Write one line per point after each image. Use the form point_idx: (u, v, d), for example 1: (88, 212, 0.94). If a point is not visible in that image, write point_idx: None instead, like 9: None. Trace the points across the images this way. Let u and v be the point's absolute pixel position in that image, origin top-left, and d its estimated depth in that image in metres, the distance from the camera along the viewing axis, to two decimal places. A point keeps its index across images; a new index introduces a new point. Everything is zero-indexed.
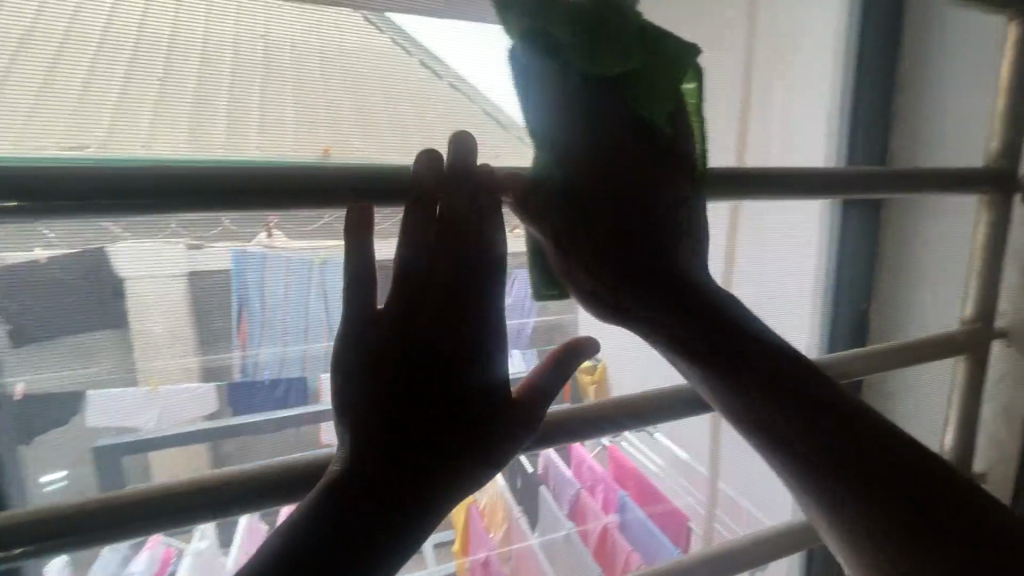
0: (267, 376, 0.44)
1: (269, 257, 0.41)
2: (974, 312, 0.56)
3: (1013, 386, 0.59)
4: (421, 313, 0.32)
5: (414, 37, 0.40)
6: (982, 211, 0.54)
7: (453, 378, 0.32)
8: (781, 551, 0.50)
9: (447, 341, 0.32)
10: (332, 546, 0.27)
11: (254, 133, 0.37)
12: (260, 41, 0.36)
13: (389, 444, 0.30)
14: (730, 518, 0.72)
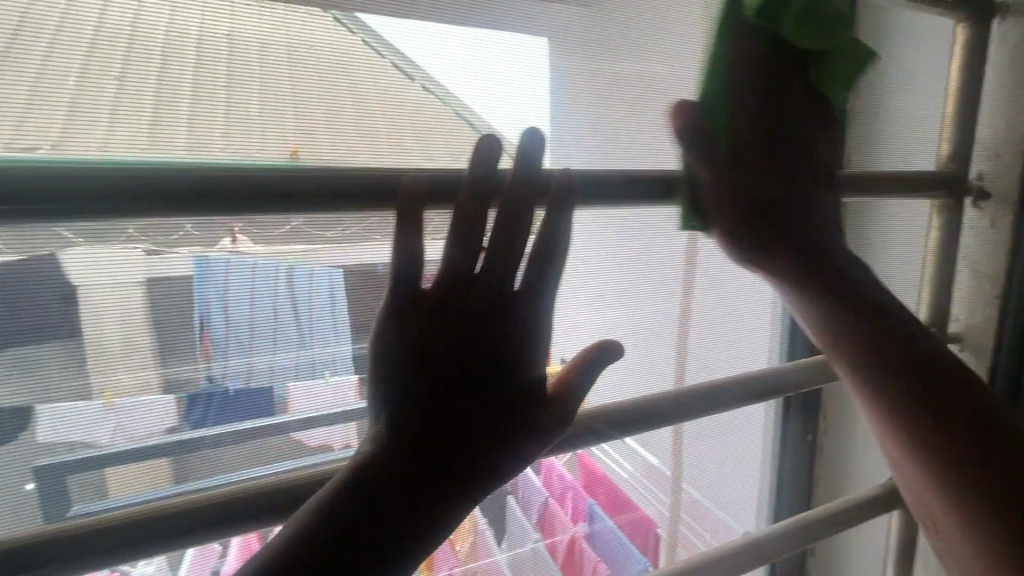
0: (234, 386, 0.42)
1: (233, 261, 0.40)
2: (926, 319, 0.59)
3: None
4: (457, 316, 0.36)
5: (387, 38, 0.39)
6: (935, 215, 0.57)
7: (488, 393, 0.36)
8: (775, 546, 0.57)
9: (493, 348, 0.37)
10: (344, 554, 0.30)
11: (219, 135, 0.36)
12: (224, 42, 0.35)
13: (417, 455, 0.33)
14: (692, 519, 0.76)
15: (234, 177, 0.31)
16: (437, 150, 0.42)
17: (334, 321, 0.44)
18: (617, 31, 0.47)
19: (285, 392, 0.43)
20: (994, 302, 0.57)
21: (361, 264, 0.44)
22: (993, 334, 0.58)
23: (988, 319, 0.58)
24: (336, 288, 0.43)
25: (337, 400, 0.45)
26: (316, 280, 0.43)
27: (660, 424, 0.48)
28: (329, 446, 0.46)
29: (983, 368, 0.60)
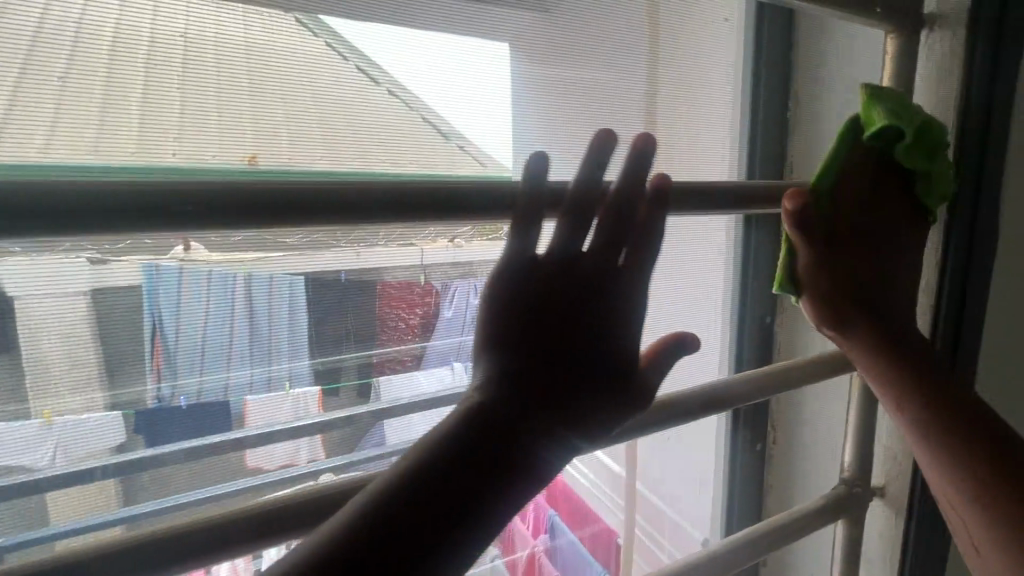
0: (185, 402, 0.40)
1: (185, 271, 0.37)
2: None
3: None
4: (551, 304, 0.37)
5: (350, 42, 0.39)
6: None
7: (574, 376, 0.36)
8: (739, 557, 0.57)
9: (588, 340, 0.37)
10: (413, 523, 0.28)
11: (171, 140, 0.35)
12: (179, 43, 0.34)
13: (485, 434, 0.31)
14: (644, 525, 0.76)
15: (204, 188, 0.27)
16: (403, 157, 0.42)
17: (291, 332, 0.41)
18: (561, 36, 0.47)
19: (241, 408, 0.41)
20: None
21: (323, 274, 0.41)
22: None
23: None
24: (297, 299, 0.41)
25: (296, 415, 0.44)
26: (275, 290, 0.40)
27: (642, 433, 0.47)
28: (294, 464, 0.46)
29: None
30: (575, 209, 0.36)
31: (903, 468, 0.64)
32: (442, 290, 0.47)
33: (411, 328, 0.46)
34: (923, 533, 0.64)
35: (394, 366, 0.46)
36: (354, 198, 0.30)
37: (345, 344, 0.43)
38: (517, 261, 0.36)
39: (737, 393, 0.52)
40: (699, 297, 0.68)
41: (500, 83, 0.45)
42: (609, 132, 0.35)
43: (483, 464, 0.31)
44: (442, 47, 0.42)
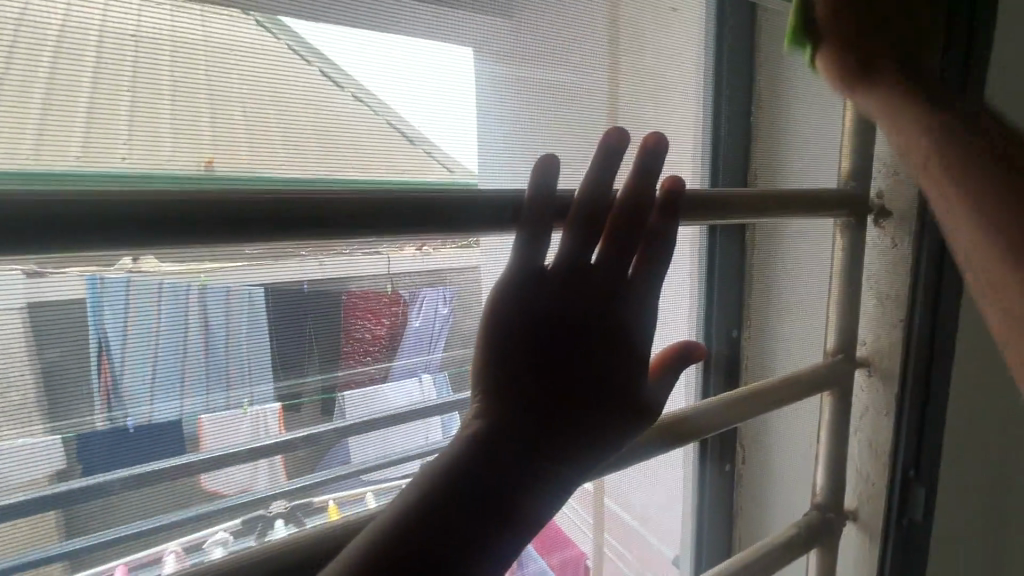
0: (133, 424, 0.37)
1: (134, 281, 0.36)
2: (835, 345, 0.65)
3: (867, 421, 0.69)
4: (562, 316, 0.42)
5: (315, 45, 0.38)
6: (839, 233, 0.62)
7: (578, 386, 0.41)
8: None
9: (594, 354, 0.42)
10: (438, 530, 0.34)
11: (121, 143, 0.33)
12: (130, 42, 0.33)
13: (501, 444, 0.37)
14: (626, 544, 0.71)
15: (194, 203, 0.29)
16: (370, 161, 0.41)
17: (252, 350, 0.39)
18: (524, 40, 0.47)
19: (196, 428, 0.39)
20: (898, 324, 0.64)
21: (284, 284, 0.40)
22: (897, 358, 0.65)
23: (889, 344, 0.65)
24: (256, 311, 0.39)
25: (257, 433, 0.41)
26: (232, 304, 0.38)
27: (635, 457, 0.49)
28: (251, 487, 0.42)
29: (889, 388, 0.66)
30: (584, 218, 0.41)
31: (875, 484, 0.69)
32: (409, 300, 0.45)
33: (377, 339, 0.44)
34: (899, 541, 0.69)
35: (360, 381, 0.44)
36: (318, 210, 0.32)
37: (310, 363, 0.42)
38: (528, 263, 0.40)
39: (712, 416, 0.53)
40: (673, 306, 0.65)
41: (467, 87, 0.45)
42: (621, 136, 0.39)
43: (499, 469, 0.37)
44: (412, 50, 0.42)
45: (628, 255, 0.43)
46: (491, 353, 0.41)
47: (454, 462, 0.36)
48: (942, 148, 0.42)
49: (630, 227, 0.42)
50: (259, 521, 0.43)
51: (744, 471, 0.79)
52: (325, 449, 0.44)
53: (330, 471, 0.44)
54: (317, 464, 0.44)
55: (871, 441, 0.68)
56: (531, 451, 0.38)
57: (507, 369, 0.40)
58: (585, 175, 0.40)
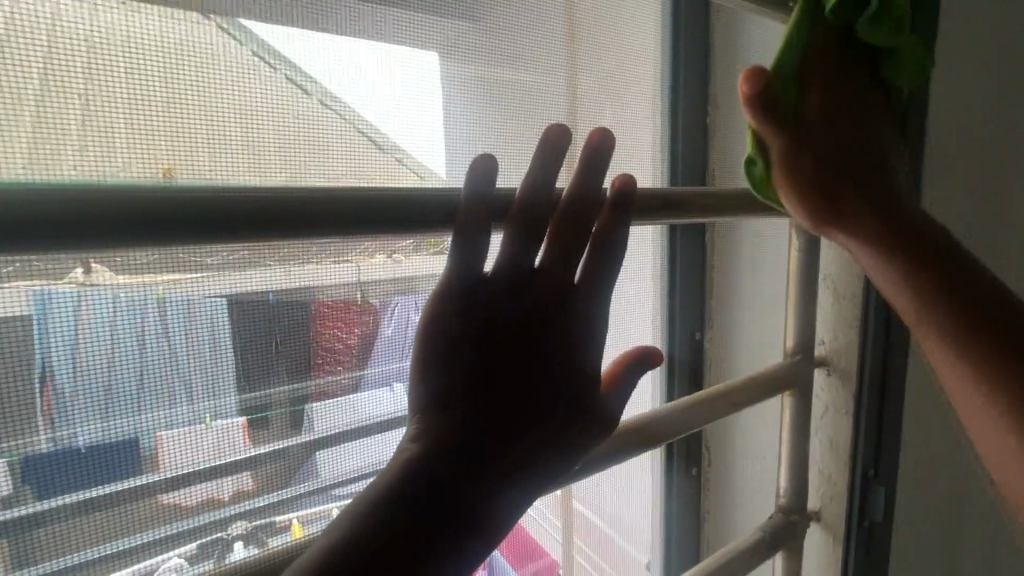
0: (85, 444, 0.35)
1: (86, 295, 0.34)
2: (794, 346, 0.66)
3: (828, 419, 0.70)
4: (513, 313, 0.44)
5: (279, 51, 0.38)
6: (794, 235, 0.64)
7: (529, 380, 0.44)
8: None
9: (541, 348, 0.45)
10: (396, 533, 0.35)
11: (71, 150, 0.32)
12: (82, 44, 0.32)
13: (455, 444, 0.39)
14: (596, 549, 0.71)
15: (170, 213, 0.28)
16: (336, 169, 0.41)
17: (214, 362, 0.38)
18: (490, 43, 0.48)
19: (154, 444, 0.37)
20: (854, 325, 0.66)
21: (250, 294, 0.39)
22: (852, 357, 0.67)
23: (846, 344, 0.67)
24: (218, 323, 0.38)
25: (221, 451, 0.39)
26: (193, 316, 0.37)
27: (609, 462, 0.49)
28: (217, 498, 0.40)
29: (847, 386, 0.68)
30: (526, 216, 0.40)
31: (836, 482, 0.71)
32: (380, 308, 0.45)
33: (349, 348, 0.43)
34: (861, 539, 0.70)
35: (331, 392, 0.43)
36: (297, 210, 0.31)
37: (277, 372, 0.41)
38: (469, 267, 0.40)
39: (680, 418, 0.54)
40: (634, 307, 0.66)
41: (430, 90, 0.44)
42: (563, 133, 0.39)
43: (451, 482, 0.38)
44: (377, 52, 0.41)
45: (572, 257, 0.43)
46: (441, 353, 0.42)
47: (405, 471, 0.37)
48: (903, 267, 0.44)
49: (572, 228, 0.43)
50: (217, 544, 0.40)
51: (710, 475, 0.80)
52: (293, 463, 0.42)
53: (305, 484, 0.43)
54: (287, 480, 0.42)
55: (832, 439, 0.70)
56: (483, 460, 0.40)
57: (450, 377, 0.42)
58: (526, 172, 0.40)
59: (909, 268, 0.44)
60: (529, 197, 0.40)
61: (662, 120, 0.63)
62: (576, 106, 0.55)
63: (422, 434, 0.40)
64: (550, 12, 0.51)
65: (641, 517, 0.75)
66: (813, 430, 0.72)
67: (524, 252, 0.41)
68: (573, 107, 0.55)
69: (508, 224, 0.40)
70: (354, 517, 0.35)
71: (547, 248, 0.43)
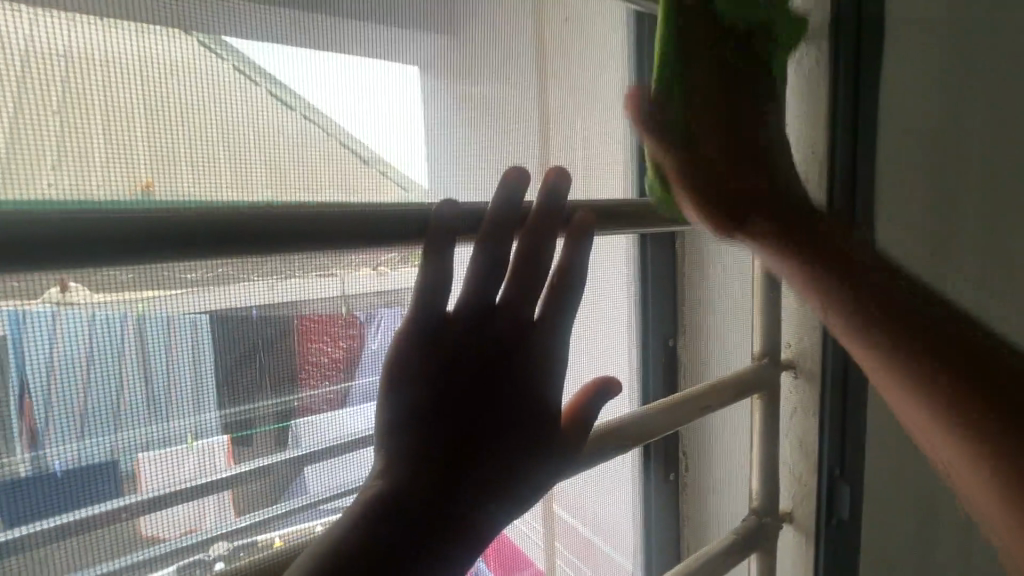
0: (61, 468, 0.34)
1: (62, 315, 0.32)
2: (760, 351, 0.68)
3: (796, 421, 0.73)
4: (482, 331, 0.43)
5: (259, 64, 0.38)
6: None
7: (498, 392, 0.44)
8: None
9: (506, 367, 0.45)
10: (372, 548, 0.36)
11: (49, 170, 0.31)
12: (61, 60, 0.32)
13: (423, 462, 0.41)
14: (578, 556, 0.71)
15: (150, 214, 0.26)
16: (320, 183, 0.41)
17: (195, 379, 0.37)
18: (464, 56, 0.48)
19: (133, 467, 0.36)
20: (817, 328, 0.68)
21: (231, 309, 0.38)
22: (817, 359, 0.69)
23: (811, 347, 0.70)
24: (200, 339, 0.37)
25: (200, 473, 0.38)
26: (173, 333, 0.36)
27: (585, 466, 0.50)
28: (196, 528, 0.39)
29: (813, 389, 0.70)
30: (495, 236, 0.39)
31: (805, 483, 0.73)
32: (366, 321, 0.45)
33: (335, 362, 0.43)
34: (832, 539, 0.72)
35: (317, 409, 0.43)
36: (280, 218, 0.31)
37: (261, 391, 0.40)
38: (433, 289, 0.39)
39: (652, 421, 0.55)
40: (608, 311, 0.66)
41: (407, 102, 0.45)
42: (520, 173, 0.39)
43: (430, 518, 0.40)
44: (353, 64, 0.41)
45: (533, 288, 0.43)
46: (407, 377, 0.42)
47: (385, 512, 0.38)
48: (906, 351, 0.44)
49: (535, 262, 0.42)
50: (196, 567, 0.39)
51: (688, 480, 0.81)
52: (276, 481, 0.42)
53: (283, 504, 0.42)
54: (269, 499, 0.42)
55: (801, 440, 0.73)
56: (454, 473, 0.42)
57: (420, 416, 0.42)
58: (493, 198, 0.39)
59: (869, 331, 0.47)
60: (498, 217, 0.39)
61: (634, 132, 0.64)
62: (550, 119, 0.56)
63: (391, 452, 0.40)
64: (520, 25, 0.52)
65: (622, 523, 0.76)
66: (783, 432, 0.74)
67: (487, 286, 0.41)
68: (547, 120, 0.56)
69: (480, 240, 0.39)
70: (334, 532, 0.36)
71: (509, 283, 0.43)
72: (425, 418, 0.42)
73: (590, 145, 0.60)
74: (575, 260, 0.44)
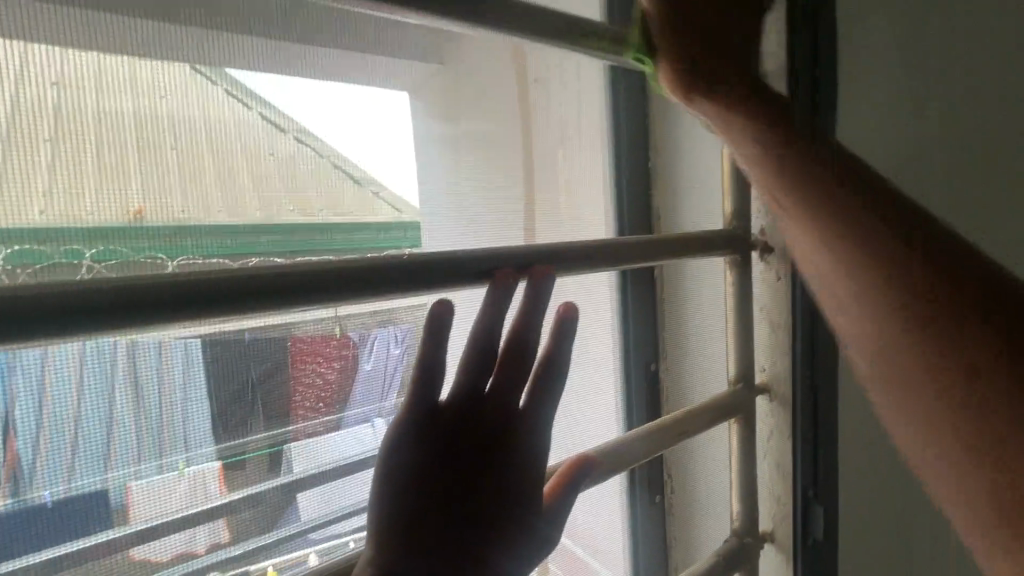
0: (50, 501, 0.33)
1: (51, 354, 0.32)
2: (735, 376, 0.69)
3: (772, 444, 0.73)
4: (479, 400, 0.43)
5: (248, 88, 0.38)
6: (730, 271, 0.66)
7: (491, 455, 0.44)
8: None
9: (500, 430, 0.44)
10: None
11: (39, 198, 0.32)
12: (51, 88, 0.32)
13: (428, 522, 0.41)
14: None
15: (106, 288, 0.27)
16: (312, 204, 0.41)
17: (186, 406, 0.37)
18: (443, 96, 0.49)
19: (123, 499, 0.35)
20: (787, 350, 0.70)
21: (222, 335, 0.38)
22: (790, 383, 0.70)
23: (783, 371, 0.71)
24: (191, 366, 0.37)
25: (196, 496, 0.38)
26: (165, 358, 0.36)
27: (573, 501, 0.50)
28: (193, 552, 0.38)
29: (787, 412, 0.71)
30: (501, 296, 0.40)
31: (784, 503, 0.73)
32: (359, 343, 0.45)
33: (328, 385, 0.43)
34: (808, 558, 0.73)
35: (313, 432, 0.42)
36: (227, 289, 0.30)
37: (253, 418, 0.40)
38: (436, 349, 0.39)
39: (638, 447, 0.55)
40: (591, 345, 0.72)
41: (392, 133, 0.46)
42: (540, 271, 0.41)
43: (436, 538, 0.41)
44: (336, 92, 0.42)
45: (524, 367, 0.44)
46: (411, 434, 0.41)
47: (390, 535, 0.40)
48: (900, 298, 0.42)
49: (523, 347, 0.43)
50: None
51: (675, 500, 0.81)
52: (268, 510, 0.41)
53: (274, 532, 0.42)
54: (266, 525, 0.41)
55: (777, 461, 0.73)
56: (452, 526, 0.43)
57: (420, 443, 0.42)
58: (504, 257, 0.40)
59: (899, 261, 0.43)
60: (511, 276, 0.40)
61: None
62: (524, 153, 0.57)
63: (393, 510, 0.41)
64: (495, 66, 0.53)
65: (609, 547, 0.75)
66: (762, 456, 0.75)
67: (482, 372, 0.42)
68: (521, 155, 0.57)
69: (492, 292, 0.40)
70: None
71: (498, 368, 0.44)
72: (427, 476, 0.42)
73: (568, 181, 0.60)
74: (560, 348, 0.45)
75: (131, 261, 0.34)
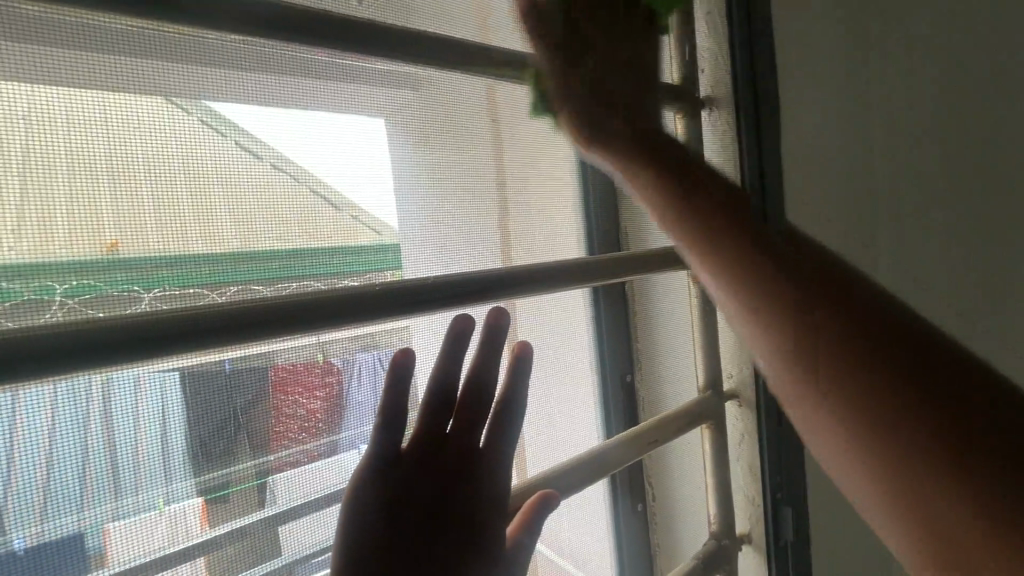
0: (23, 547, 0.32)
1: (20, 399, 0.31)
2: None
3: (742, 447, 0.76)
4: (443, 428, 0.47)
5: (224, 116, 0.38)
6: None
7: (461, 479, 0.47)
8: None
9: (465, 450, 0.47)
10: None
11: (7, 234, 0.31)
12: (19, 122, 0.31)
13: (393, 544, 0.42)
14: None
15: (102, 332, 0.29)
16: (291, 231, 0.41)
17: (166, 442, 0.36)
18: (415, 118, 0.48)
19: (101, 541, 0.34)
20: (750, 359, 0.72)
21: (202, 366, 0.37)
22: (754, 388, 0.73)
23: (750, 375, 0.74)
24: (170, 399, 0.36)
25: (176, 536, 0.37)
26: (142, 392, 0.35)
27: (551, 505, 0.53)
28: None
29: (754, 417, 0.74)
30: (455, 337, 0.45)
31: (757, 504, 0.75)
32: (343, 368, 0.44)
33: (312, 413, 0.43)
34: (780, 560, 0.75)
35: (296, 461, 0.42)
36: (216, 317, 0.32)
37: (239, 447, 0.39)
38: (394, 385, 0.43)
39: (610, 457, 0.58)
40: (570, 352, 0.68)
41: (372, 157, 0.46)
42: (501, 313, 0.47)
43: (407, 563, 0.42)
44: (302, 119, 0.42)
45: (488, 394, 0.48)
46: (372, 457, 0.43)
47: (357, 555, 0.41)
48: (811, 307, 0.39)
49: (483, 380, 0.48)
50: None
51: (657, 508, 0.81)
52: (254, 543, 0.41)
53: (264, 564, 0.41)
54: (253, 558, 0.41)
55: (749, 464, 0.75)
56: (419, 547, 0.43)
57: (385, 479, 0.43)
58: (481, 292, 0.45)
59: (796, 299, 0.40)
60: (462, 321, 0.45)
61: (582, 178, 0.65)
62: (499, 172, 0.56)
63: (358, 529, 0.42)
64: (466, 86, 0.52)
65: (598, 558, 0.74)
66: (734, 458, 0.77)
67: (443, 404, 0.47)
68: (497, 176, 0.56)
69: (453, 334, 0.45)
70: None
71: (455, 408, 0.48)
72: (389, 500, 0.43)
73: (542, 200, 0.60)
74: (518, 384, 0.50)
75: (107, 294, 0.33)
